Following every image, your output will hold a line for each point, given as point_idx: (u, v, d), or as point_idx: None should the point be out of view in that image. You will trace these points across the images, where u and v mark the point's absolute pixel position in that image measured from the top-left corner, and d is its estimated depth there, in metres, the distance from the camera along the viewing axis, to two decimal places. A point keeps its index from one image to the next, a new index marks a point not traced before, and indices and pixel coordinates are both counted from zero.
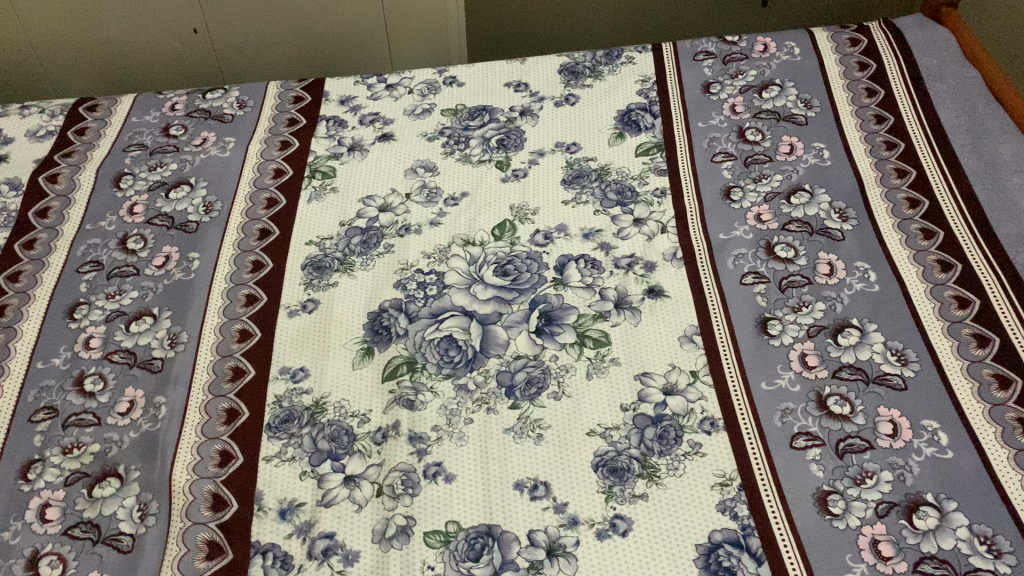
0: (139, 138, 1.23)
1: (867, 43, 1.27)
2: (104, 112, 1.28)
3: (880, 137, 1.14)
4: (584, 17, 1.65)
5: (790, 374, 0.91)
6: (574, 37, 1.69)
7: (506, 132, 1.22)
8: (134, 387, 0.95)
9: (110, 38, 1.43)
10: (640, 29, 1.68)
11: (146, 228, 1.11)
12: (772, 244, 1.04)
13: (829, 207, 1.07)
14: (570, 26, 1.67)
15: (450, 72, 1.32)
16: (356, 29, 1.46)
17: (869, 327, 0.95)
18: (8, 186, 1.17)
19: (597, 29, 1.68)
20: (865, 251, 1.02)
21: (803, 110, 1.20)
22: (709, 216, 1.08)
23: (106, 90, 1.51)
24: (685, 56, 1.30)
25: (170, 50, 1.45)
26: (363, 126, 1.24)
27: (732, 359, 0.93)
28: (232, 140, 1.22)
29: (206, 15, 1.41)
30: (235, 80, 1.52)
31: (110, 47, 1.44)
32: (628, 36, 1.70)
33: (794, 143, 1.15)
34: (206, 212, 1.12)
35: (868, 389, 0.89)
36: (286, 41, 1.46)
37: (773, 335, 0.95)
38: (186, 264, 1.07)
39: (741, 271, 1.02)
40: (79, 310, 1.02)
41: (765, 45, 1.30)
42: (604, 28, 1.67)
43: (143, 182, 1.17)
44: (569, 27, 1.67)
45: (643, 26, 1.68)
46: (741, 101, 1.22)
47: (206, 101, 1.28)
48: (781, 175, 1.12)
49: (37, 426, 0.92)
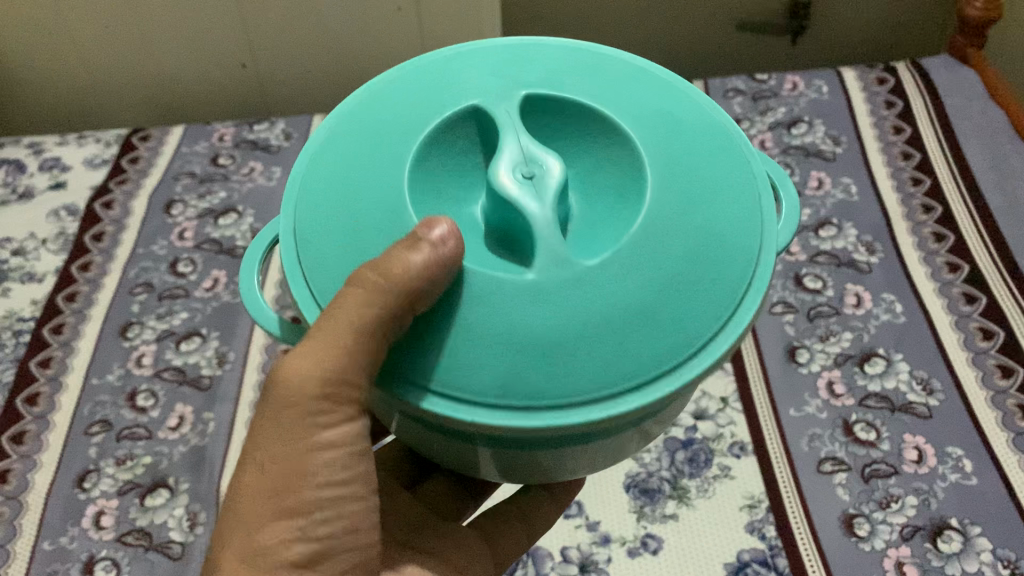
0: (190, 167, 1.29)
1: (893, 82, 1.31)
2: (156, 142, 1.33)
3: (907, 173, 1.17)
4: (621, 50, 1.68)
5: (817, 401, 0.94)
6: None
7: None
8: (184, 403, 0.99)
9: (157, 72, 1.49)
10: (677, 60, 1.71)
11: (195, 252, 1.16)
12: (801, 275, 1.07)
13: (857, 240, 1.10)
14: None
15: None
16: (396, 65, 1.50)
17: (896, 357, 0.97)
18: (66, 211, 1.22)
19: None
20: (891, 282, 1.05)
21: (831, 146, 1.23)
22: None
23: (153, 120, 1.59)
24: (715, 92, 1.33)
25: (217, 84, 1.52)
26: None
27: (761, 385, 0.96)
28: (279, 170, 1.27)
29: (254, 52, 1.46)
30: (280, 111, 1.58)
31: (157, 80, 1.51)
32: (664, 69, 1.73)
33: (823, 178, 1.19)
34: (254, 238, 1.17)
35: (894, 417, 0.92)
36: (329, 75, 1.52)
37: (801, 363, 0.98)
38: (234, 287, 1.11)
39: (770, 300, 1.04)
40: (131, 329, 1.07)
41: (794, 83, 1.33)
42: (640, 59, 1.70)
43: (193, 209, 1.22)
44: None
45: (679, 57, 1.71)
46: (770, 137, 1.25)
47: (253, 132, 1.34)
48: (809, 209, 1.15)
49: (92, 438, 0.96)
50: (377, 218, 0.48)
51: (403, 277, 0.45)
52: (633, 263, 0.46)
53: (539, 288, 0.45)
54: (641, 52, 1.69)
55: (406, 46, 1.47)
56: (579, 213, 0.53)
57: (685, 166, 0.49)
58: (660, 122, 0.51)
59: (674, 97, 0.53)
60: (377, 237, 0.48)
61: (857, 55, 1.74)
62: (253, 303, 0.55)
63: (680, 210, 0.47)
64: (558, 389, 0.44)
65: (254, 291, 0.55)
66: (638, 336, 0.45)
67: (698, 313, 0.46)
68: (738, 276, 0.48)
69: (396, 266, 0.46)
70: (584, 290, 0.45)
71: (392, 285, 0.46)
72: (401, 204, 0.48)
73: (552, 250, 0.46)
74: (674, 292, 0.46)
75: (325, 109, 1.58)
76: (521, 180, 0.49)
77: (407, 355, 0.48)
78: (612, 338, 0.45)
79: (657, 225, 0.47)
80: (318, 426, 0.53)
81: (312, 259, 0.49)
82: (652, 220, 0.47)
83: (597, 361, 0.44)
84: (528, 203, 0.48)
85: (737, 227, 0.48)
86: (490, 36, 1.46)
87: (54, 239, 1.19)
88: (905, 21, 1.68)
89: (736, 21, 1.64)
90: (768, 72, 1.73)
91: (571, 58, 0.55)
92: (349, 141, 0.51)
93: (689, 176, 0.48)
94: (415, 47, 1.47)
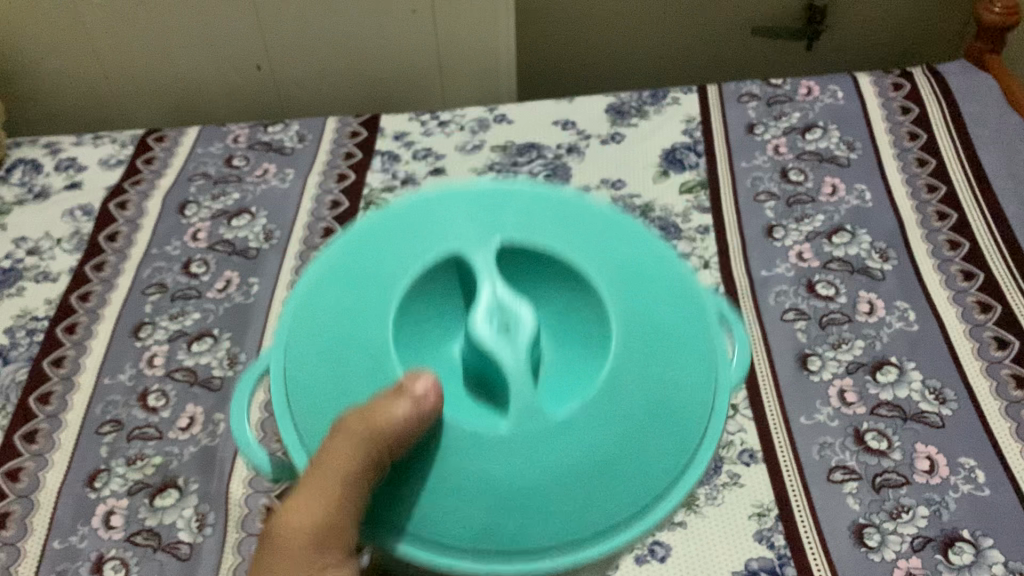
0: (204, 168, 1.29)
1: (910, 88, 1.29)
2: (171, 143, 1.34)
3: (921, 180, 1.16)
4: (634, 54, 1.67)
5: (829, 409, 0.93)
6: (622, 72, 1.71)
7: (553, 168, 1.24)
8: (195, 404, 1.00)
9: (173, 73, 1.50)
10: (690, 64, 1.70)
11: (208, 253, 1.17)
12: (814, 282, 1.06)
13: (870, 247, 1.09)
14: (619, 64, 1.69)
15: (500, 109, 1.35)
16: (411, 68, 1.51)
17: (908, 365, 0.96)
18: (80, 211, 1.23)
19: (647, 65, 1.70)
20: (906, 290, 1.04)
21: (846, 152, 1.22)
22: (751, 252, 1.10)
23: (169, 121, 1.59)
24: (729, 97, 1.32)
25: (233, 86, 1.52)
26: (416, 160, 1.28)
27: (772, 392, 0.95)
28: (292, 171, 1.27)
29: (269, 54, 1.47)
30: (294, 114, 1.58)
31: (173, 80, 1.51)
32: (677, 73, 1.72)
33: (836, 185, 1.18)
34: (266, 239, 1.18)
35: (906, 426, 0.91)
36: (344, 79, 1.52)
37: (813, 370, 0.97)
38: (246, 288, 1.12)
39: (782, 306, 1.03)
40: (144, 329, 1.08)
41: (808, 87, 1.32)
42: (654, 62, 1.69)
43: (206, 211, 1.22)
44: (619, 64, 1.69)
45: (693, 60, 1.69)
46: (784, 142, 1.24)
47: (267, 134, 1.34)
48: (823, 215, 1.14)
49: (103, 438, 0.97)
50: (364, 372, 0.59)
51: (384, 425, 0.53)
52: (597, 419, 0.58)
53: (521, 443, 0.57)
54: (655, 53, 1.68)
55: (419, 48, 1.47)
56: (547, 357, 0.63)
57: (640, 325, 0.60)
58: (613, 278, 0.62)
59: (629, 250, 0.63)
60: (363, 385, 0.58)
61: (871, 60, 1.72)
62: (243, 437, 0.68)
63: (635, 370, 0.59)
64: (543, 534, 0.57)
65: (245, 427, 0.68)
66: (605, 479, 0.58)
67: (652, 456, 0.59)
68: (686, 427, 0.61)
69: (379, 413, 0.53)
70: (560, 445, 0.57)
71: (379, 434, 0.53)
72: (387, 356, 0.59)
73: (527, 405, 0.57)
74: (633, 443, 0.58)
75: (340, 112, 1.59)
76: (497, 329, 0.58)
77: (391, 498, 0.58)
78: (580, 498, 0.57)
79: (621, 382, 0.58)
80: (327, 563, 0.55)
81: (305, 405, 0.60)
82: (613, 389, 0.58)
83: (567, 518, 0.57)
84: (502, 354, 0.58)
85: (676, 377, 0.61)
86: (503, 35, 1.46)
87: (69, 238, 1.20)
88: (920, 23, 1.66)
89: (750, 25, 1.63)
90: (781, 77, 1.71)
91: (535, 206, 0.64)
92: (340, 297, 0.61)
93: (643, 336, 0.60)
94: (429, 49, 1.47)
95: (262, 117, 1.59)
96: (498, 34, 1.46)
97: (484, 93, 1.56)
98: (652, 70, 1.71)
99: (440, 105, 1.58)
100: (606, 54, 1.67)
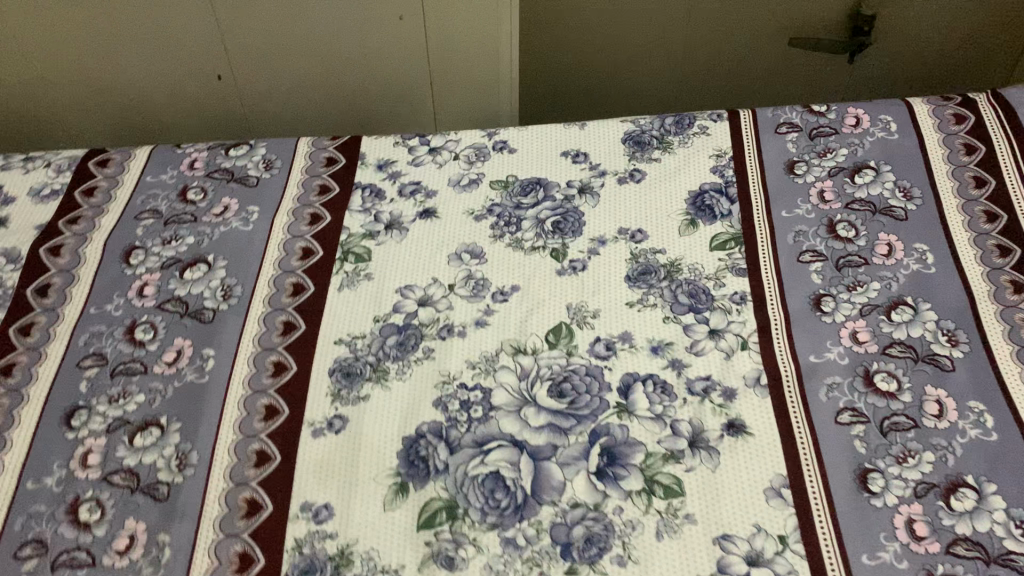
0: (153, 202, 1.10)
1: (973, 120, 1.11)
2: (117, 168, 1.15)
3: (991, 240, 1.00)
4: (655, 76, 1.60)
5: (895, 547, 0.78)
6: (635, 93, 1.63)
7: (563, 214, 1.06)
8: (136, 519, 0.83)
9: (130, 80, 1.38)
10: (711, 87, 1.62)
11: (156, 314, 0.99)
12: (871, 372, 0.89)
13: (936, 327, 0.93)
14: (632, 86, 1.62)
15: (501, 135, 1.17)
16: (397, 83, 1.42)
17: (988, 489, 0.81)
18: (6, 256, 1.04)
19: (657, 83, 1.61)
20: (979, 387, 0.88)
21: (902, 201, 1.04)
22: (797, 332, 0.93)
23: (125, 131, 1.47)
24: (766, 127, 1.14)
25: (191, 96, 1.41)
26: (402, 199, 1.10)
27: (827, 521, 0.80)
28: (256, 209, 1.08)
29: (233, 64, 1.36)
30: (263, 131, 1.48)
31: (130, 89, 1.39)
32: (700, 97, 1.63)
33: (893, 243, 1.01)
34: (224, 298, 1.00)
35: (989, 572, 0.76)
36: (321, 93, 1.43)
37: (874, 492, 0.82)
38: (200, 362, 0.94)
39: (836, 406, 0.87)
40: (78, 415, 0.91)
41: (856, 117, 1.14)
42: (673, 84, 1.61)
43: (155, 258, 1.04)
44: (632, 88, 1.62)
45: (714, 84, 1.61)
46: (831, 186, 1.07)
47: (228, 159, 1.15)
48: (879, 283, 0.97)
49: (22, 565, 0.80)
50: None
51: None
52: None
53: None
54: (677, 75, 1.59)
55: (408, 58, 1.38)
56: None
57: None
58: None
59: None
60: None
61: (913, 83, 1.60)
62: None
63: None
64: None
65: None
66: None
67: None
68: None
69: None
70: None
71: None
72: None
73: None
74: None
75: (315, 130, 1.50)
76: None
77: None
78: None
79: None
80: None
81: None
82: None
83: None
84: None
85: None
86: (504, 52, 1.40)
87: None
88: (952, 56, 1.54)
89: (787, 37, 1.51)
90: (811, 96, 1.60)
91: None
92: None
93: None
94: (418, 60, 1.39)
95: (225, 134, 1.48)
96: (500, 55, 1.40)
97: (481, 111, 1.50)
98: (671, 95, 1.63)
99: (430, 126, 1.51)
100: (615, 74, 1.59)
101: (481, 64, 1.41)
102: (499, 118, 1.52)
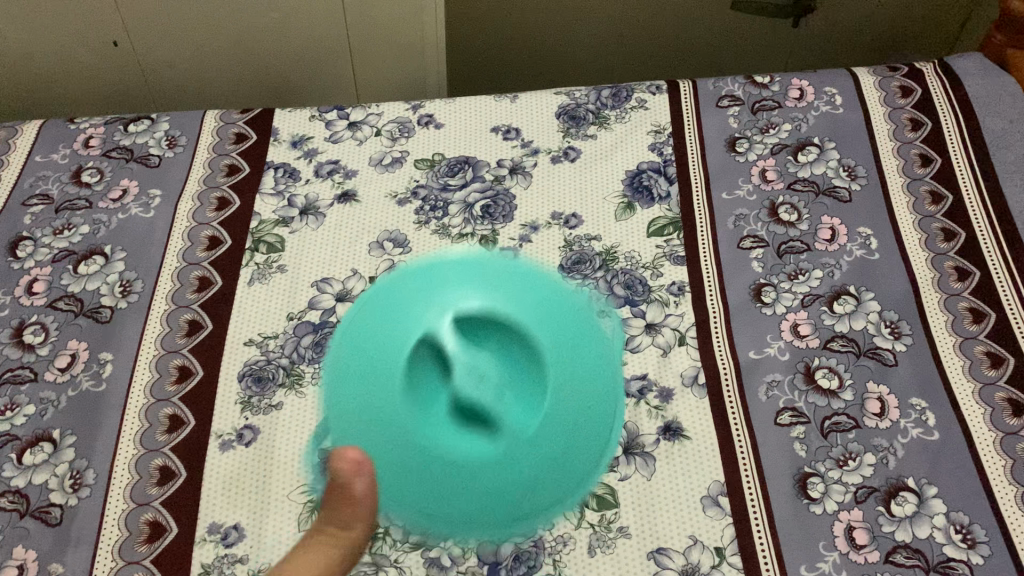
0: (44, 186, 1.01)
1: (920, 94, 1.07)
2: (3, 147, 1.04)
3: (936, 223, 0.96)
4: (588, 52, 1.55)
5: (834, 558, 0.75)
6: (570, 63, 1.57)
7: (492, 197, 1.00)
8: (25, 547, 0.76)
9: (14, 46, 1.26)
10: (651, 57, 1.56)
11: (47, 314, 0.90)
12: (812, 369, 0.86)
13: (879, 318, 0.89)
14: (569, 57, 1.55)
15: (427, 108, 1.09)
16: (315, 49, 1.34)
17: (929, 492, 0.77)
18: None
19: (593, 53, 1.55)
20: (922, 381, 0.84)
21: (846, 181, 1.00)
22: (736, 327, 0.89)
23: (16, 103, 1.36)
24: (707, 100, 1.08)
25: (83, 63, 1.30)
26: (319, 180, 1.02)
27: (765, 531, 0.76)
28: (158, 193, 1.00)
29: (128, 29, 1.25)
30: (166, 101, 1.39)
31: (14, 55, 1.27)
32: (640, 67, 1.58)
33: (836, 227, 0.96)
34: (123, 294, 0.91)
35: None
36: (229, 62, 1.33)
37: (814, 498, 0.78)
38: (96, 368, 0.86)
39: (775, 406, 0.84)
40: None
41: (801, 89, 1.09)
42: (610, 52, 1.55)
43: (45, 251, 0.95)
44: (567, 55, 1.55)
45: (653, 54, 1.55)
46: (773, 164, 1.02)
47: (128, 135, 1.05)
48: (821, 271, 0.93)
49: None
50: None
51: None
52: None
53: None
54: (613, 43, 1.53)
55: (325, 26, 1.31)
56: None
57: None
58: None
59: None
60: None
61: (860, 50, 1.56)
62: None
63: None
64: None
65: None
66: None
67: None
68: None
69: None
70: None
71: None
72: None
73: None
74: None
75: (225, 102, 1.41)
76: None
77: None
78: None
79: None
80: None
81: None
82: None
83: None
84: None
85: None
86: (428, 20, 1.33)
87: None
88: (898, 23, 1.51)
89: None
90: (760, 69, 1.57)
91: None
92: None
93: None
94: (337, 29, 1.31)
95: (131, 104, 1.38)
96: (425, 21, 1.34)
97: (406, 83, 1.44)
98: (610, 61, 1.56)
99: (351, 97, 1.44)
100: (547, 41, 1.52)
101: (404, 30, 1.34)
102: (426, 90, 1.45)
